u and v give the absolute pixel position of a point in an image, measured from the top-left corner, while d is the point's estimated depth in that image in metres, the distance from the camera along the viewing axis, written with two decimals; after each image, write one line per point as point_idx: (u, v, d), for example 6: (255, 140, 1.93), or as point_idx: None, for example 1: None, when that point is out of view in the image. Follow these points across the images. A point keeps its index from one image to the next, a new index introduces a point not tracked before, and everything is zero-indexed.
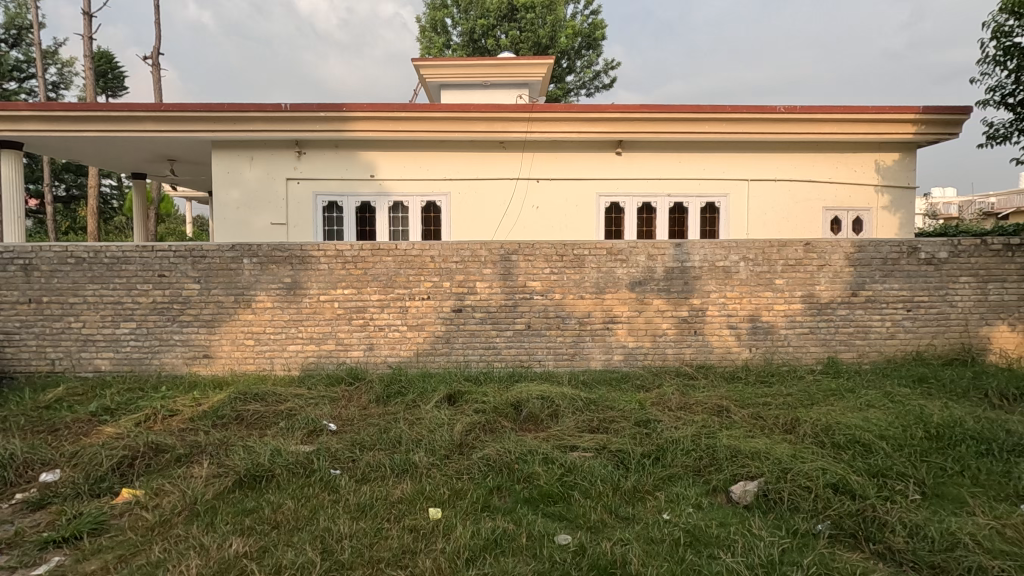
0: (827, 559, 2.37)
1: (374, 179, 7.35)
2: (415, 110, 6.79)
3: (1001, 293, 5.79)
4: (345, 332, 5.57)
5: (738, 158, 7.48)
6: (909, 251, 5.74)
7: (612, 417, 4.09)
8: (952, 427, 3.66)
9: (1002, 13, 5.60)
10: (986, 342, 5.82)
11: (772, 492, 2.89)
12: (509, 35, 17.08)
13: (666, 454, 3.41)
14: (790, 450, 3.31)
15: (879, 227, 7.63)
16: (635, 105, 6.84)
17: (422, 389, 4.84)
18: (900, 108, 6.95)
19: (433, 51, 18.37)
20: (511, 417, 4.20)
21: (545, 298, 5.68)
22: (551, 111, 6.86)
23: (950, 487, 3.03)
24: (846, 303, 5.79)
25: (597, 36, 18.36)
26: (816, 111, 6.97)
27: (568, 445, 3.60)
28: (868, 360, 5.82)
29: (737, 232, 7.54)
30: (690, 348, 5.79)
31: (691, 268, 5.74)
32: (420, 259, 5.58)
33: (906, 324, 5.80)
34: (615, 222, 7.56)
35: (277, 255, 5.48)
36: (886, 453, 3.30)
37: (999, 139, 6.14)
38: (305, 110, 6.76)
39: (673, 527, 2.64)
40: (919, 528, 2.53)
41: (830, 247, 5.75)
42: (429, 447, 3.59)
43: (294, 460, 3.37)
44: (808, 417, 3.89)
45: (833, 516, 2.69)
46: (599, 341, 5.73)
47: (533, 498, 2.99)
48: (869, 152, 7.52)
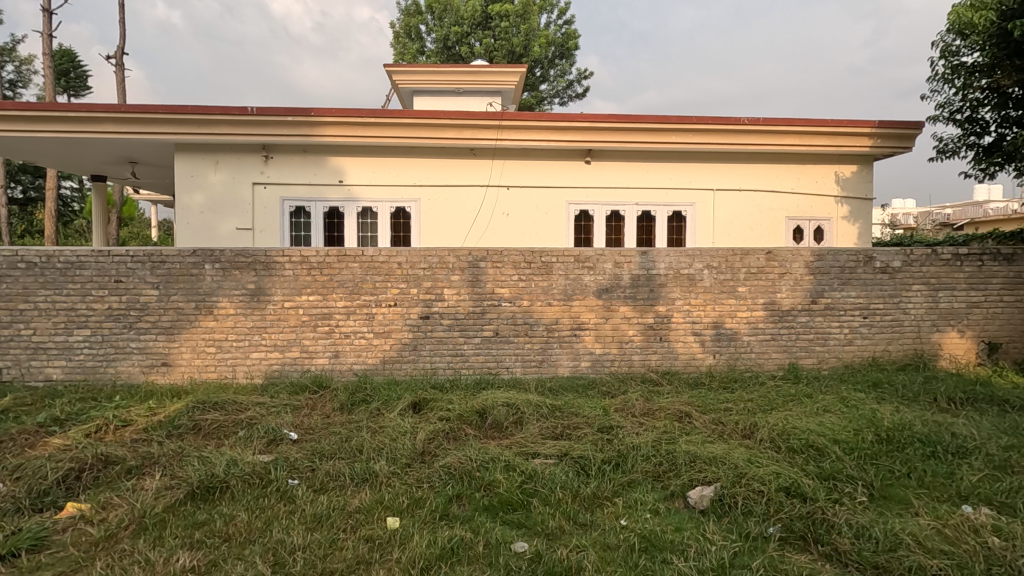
0: (776, 562, 2.42)
1: (343, 184, 7.28)
2: (385, 115, 6.76)
3: (951, 300, 6.04)
4: (310, 339, 5.49)
5: (704, 168, 7.64)
6: (865, 260, 5.94)
7: (576, 423, 4.12)
8: (902, 431, 3.79)
9: (950, 33, 5.87)
10: (938, 348, 6.05)
11: (728, 497, 2.95)
12: (483, 43, 17.20)
13: (626, 460, 3.44)
14: (746, 455, 3.39)
15: (838, 236, 7.87)
16: (604, 114, 6.94)
17: (388, 397, 4.80)
18: (857, 122, 7.21)
19: (407, 58, 18.39)
20: (475, 425, 4.19)
21: (513, 304, 5.69)
22: (521, 119, 6.92)
23: (897, 489, 3.13)
24: (806, 310, 5.95)
25: (570, 45, 18.54)
26: (778, 124, 7.18)
27: (530, 452, 3.61)
28: (827, 366, 5.98)
29: (703, 240, 7.69)
30: (656, 355, 5.86)
31: (657, 276, 5.83)
32: (388, 266, 5.53)
33: (863, 331, 5.99)
34: (584, 230, 7.64)
35: (239, 260, 5.37)
36: (837, 457, 3.40)
37: (948, 153, 6.42)
38: (272, 114, 6.66)
39: (629, 533, 2.66)
40: (865, 529, 2.60)
41: (790, 255, 5.91)
42: (391, 455, 3.56)
43: (251, 470, 3.30)
44: (766, 422, 3.98)
45: (784, 519, 2.75)
46: (566, 348, 5.77)
47: (493, 506, 2.99)
48: (828, 163, 7.76)
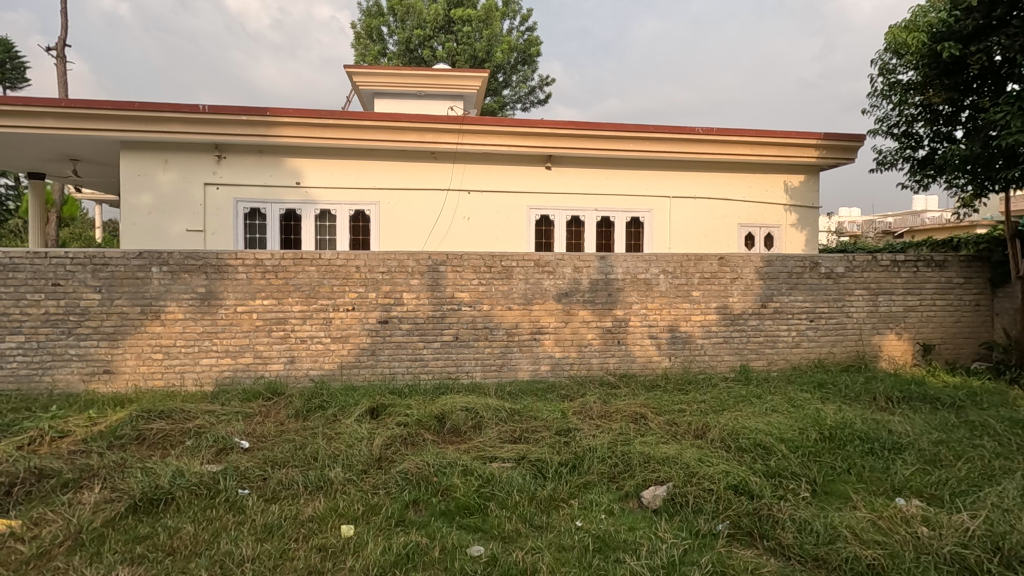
0: (724, 558, 2.50)
1: (300, 186, 7.13)
2: (344, 117, 6.66)
3: (890, 304, 6.38)
4: (263, 345, 5.34)
5: (661, 175, 7.84)
6: (811, 266, 6.23)
7: (534, 427, 4.15)
8: (843, 429, 3.98)
9: (887, 52, 6.23)
10: (878, 350, 6.37)
11: (679, 496, 3.03)
12: (446, 46, 17.14)
13: (582, 461, 3.49)
14: (697, 455, 3.48)
15: (787, 243, 8.20)
16: (564, 121, 7.05)
17: (345, 402, 4.71)
18: (804, 134, 7.55)
19: (368, 58, 18.10)
20: (434, 430, 4.17)
21: (473, 309, 5.70)
22: (481, 124, 6.95)
23: (838, 485, 3.29)
24: (757, 313, 6.18)
25: (532, 52, 18.71)
26: (731, 133, 7.44)
27: (488, 456, 3.62)
28: (776, 367, 6.22)
29: (659, 246, 7.89)
30: (614, 358, 5.96)
31: (615, 281, 5.94)
32: (345, 269, 5.45)
33: (810, 334, 6.25)
34: (545, 234, 7.71)
35: (189, 263, 5.19)
36: (783, 454, 3.54)
37: (887, 165, 6.78)
38: (225, 113, 6.48)
39: (584, 534, 2.70)
40: (807, 523, 2.72)
41: (741, 261, 6.13)
42: (347, 462, 3.50)
43: (198, 480, 3.18)
44: (717, 422, 4.10)
45: (732, 516, 2.84)
46: (526, 352, 5.80)
47: (450, 511, 2.98)
48: (778, 173, 8.09)
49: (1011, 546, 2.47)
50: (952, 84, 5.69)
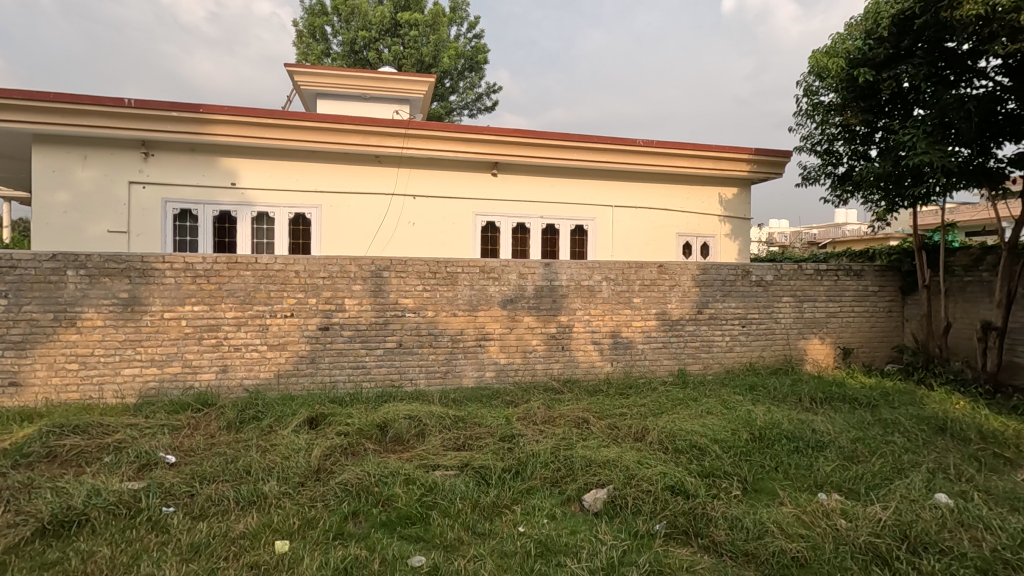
0: (661, 557, 2.57)
1: (236, 187, 6.83)
2: (284, 117, 6.46)
3: (814, 310, 6.80)
4: (193, 353, 5.06)
5: (604, 185, 8.04)
6: (743, 274, 6.55)
7: (478, 433, 4.13)
8: (772, 429, 4.20)
9: (810, 75, 6.67)
10: (804, 353, 6.77)
11: (619, 498, 3.10)
12: (391, 50, 16.92)
13: (526, 467, 3.51)
14: (637, 457, 3.58)
15: (722, 252, 8.60)
16: (510, 129, 7.12)
17: (281, 412, 4.53)
18: (737, 149, 7.96)
19: (310, 58, 17.57)
20: (376, 439, 4.08)
21: (417, 315, 5.63)
22: (427, 128, 6.90)
23: (767, 482, 3.47)
24: (693, 319, 6.43)
25: (479, 59, 18.79)
26: (669, 146, 7.74)
27: (431, 464, 3.57)
28: (712, 371, 6.48)
29: (603, 254, 8.08)
30: (558, 363, 6.04)
31: (559, 287, 6.03)
32: (284, 274, 5.26)
33: (742, 339, 6.56)
34: (490, 241, 7.73)
35: (110, 266, 4.86)
36: (716, 455, 3.69)
37: (811, 180, 7.24)
38: (154, 108, 6.12)
39: (526, 540, 2.71)
40: (738, 520, 2.85)
41: (679, 268, 6.37)
42: (282, 475, 3.37)
43: (117, 499, 2.97)
44: (656, 425, 4.23)
45: (669, 516, 2.94)
46: (471, 358, 5.78)
47: (391, 521, 2.93)
48: (713, 186, 8.48)
49: (917, 533, 2.68)
50: (867, 107, 6.16)
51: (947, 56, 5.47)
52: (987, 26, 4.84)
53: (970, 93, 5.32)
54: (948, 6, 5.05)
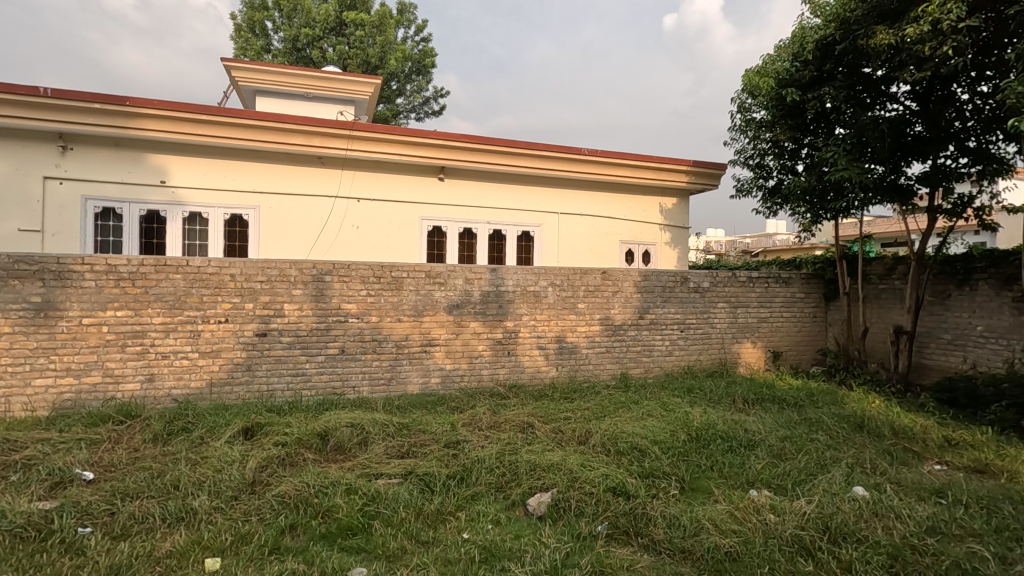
0: (602, 557, 2.63)
1: (166, 186, 6.46)
2: (220, 114, 6.19)
3: (746, 316, 7.15)
4: (116, 362, 4.73)
5: (550, 192, 8.16)
6: (682, 281, 6.82)
7: (423, 440, 4.09)
8: (708, 429, 4.38)
9: (743, 92, 7.04)
10: (738, 357, 7.10)
11: (563, 501, 3.15)
12: (336, 49, 16.53)
13: (470, 473, 3.50)
14: (580, 460, 3.64)
15: (662, 260, 8.91)
16: (458, 134, 7.12)
17: (214, 423, 4.31)
18: (676, 161, 8.29)
19: (249, 53, 16.88)
20: (316, 448, 3.96)
21: (361, 321, 5.51)
22: (372, 130, 6.79)
23: (703, 481, 3.61)
24: (635, 324, 6.62)
25: (427, 63, 18.68)
26: (613, 156, 7.96)
27: (374, 473, 3.50)
28: (652, 374, 6.68)
29: (548, 260, 8.18)
30: (504, 369, 6.06)
31: (505, 293, 6.06)
32: (218, 278, 5.01)
33: (681, 343, 6.81)
34: (437, 246, 7.67)
35: (21, 268, 4.48)
36: (656, 455, 3.81)
37: (744, 192, 7.63)
38: (74, 99, 5.71)
39: (470, 546, 2.70)
40: (676, 518, 2.95)
41: (622, 275, 6.55)
42: (214, 489, 3.20)
43: (25, 521, 2.74)
44: (599, 428, 4.32)
45: (611, 517, 3.00)
46: (416, 364, 5.71)
47: (331, 534, 2.84)
48: (654, 195, 8.78)
49: (837, 525, 2.86)
50: (794, 125, 6.56)
51: (863, 80, 5.92)
52: (897, 55, 5.27)
53: (884, 115, 5.77)
54: (864, 34, 5.48)
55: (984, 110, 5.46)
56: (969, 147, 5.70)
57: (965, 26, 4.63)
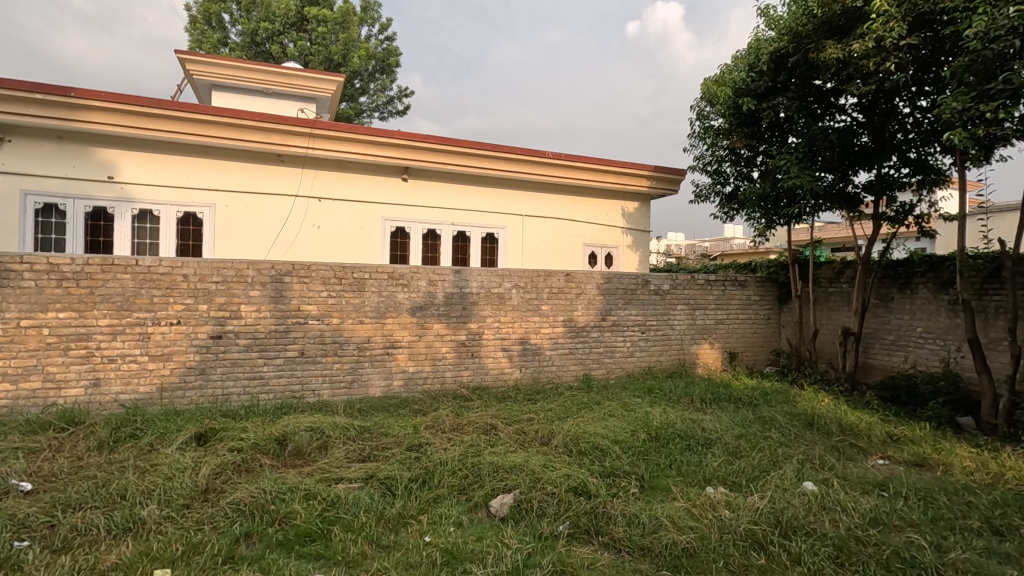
0: (564, 557, 2.65)
1: (113, 182, 6.18)
2: (173, 108, 5.97)
3: (704, 318, 7.35)
4: (57, 366, 4.49)
5: (515, 195, 8.19)
6: (643, 284, 6.96)
7: (385, 443, 4.04)
8: (667, 428, 4.49)
9: (702, 100, 7.24)
10: (696, 358, 7.29)
11: (525, 502, 3.17)
12: (297, 44, 16.16)
13: (433, 476, 3.47)
14: (543, 461, 3.67)
15: (624, 262, 9.06)
16: (422, 135, 7.07)
17: (164, 429, 4.14)
18: (637, 166, 8.46)
19: (204, 46, 16.31)
20: (273, 454, 3.86)
21: (322, 323, 5.40)
22: (335, 129, 6.68)
23: (662, 479, 3.69)
24: (597, 326, 6.71)
25: (391, 62, 18.47)
26: (576, 160, 8.06)
27: (333, 478, 3.43)
28: (614, 375, 6.79)
29: (512, 262, 8.22)
30: (467, 371, 6.04)
31: (469, 294, 6.05)
32: (170, 278, 4.83)
33: (641, 344, 6.95)
34: (400, 247, 7.59)
35: None
36: (616, 455, 3.88)
37: (703, 198, 7.84)
38: (12, 88, 5.39)
39: (432, 549, 2.68)
40: (636, 516, 3.01)
41: (585, 277, 6.63)
42: (164, 497, 3.08)
43: None
44: (561, 429, 4.36)
45: (572, 516, 3.03)
46: (378, 367, 5.63)
47: (288, 540, 2.78)
48: (617, 199, 8.93)
49: (788, 519, 2.98)
50: (750, 133, 6.79)
51: (814, 92, 6.18)
52: (845, 69, 5.53)
53: (833, 126, 6.04)
54: (814, 48, 5.72)
55: (923, 124, 5.76)
56: (910, 158, 6.02)
57: (905, 44, 4.89)
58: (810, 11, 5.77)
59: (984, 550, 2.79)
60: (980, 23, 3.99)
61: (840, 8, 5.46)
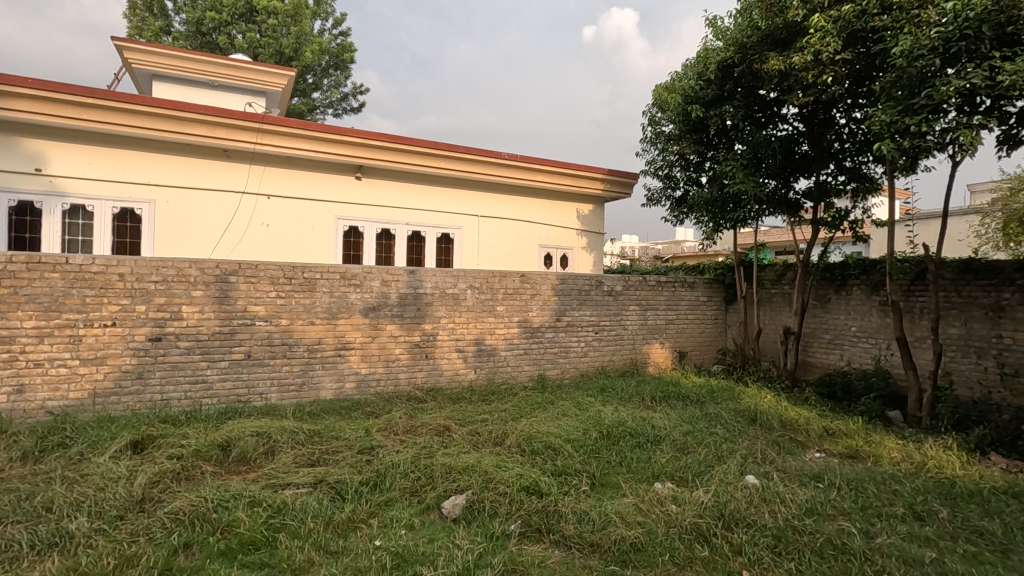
0: (514, 556, 2.67)
1: (42, 174, 5.81)
2: (109, 98, 5.66)
3: (655, 318, 7.55)
4: None
5: (471, 195, 8.17)
6: (597, 285, 7.08)
7: (336, 447, 3.96)
8: (618, 427, 4.59)
9: (654, 106, 7.44)
10: (647, 357, 7.48)
11: (477, 502, 3.17)
12: (246, 36, 15.58)
13: (384, 478, 3.43)
14: (495, 461, 3.68)
15: (579, 264, 9.20)
16: (376, 133, 6.97)
17: (96, 437, 3.92)
18: (592, 169, 8.62)
19: (145, 34, 15.51)
20: (216, 460, 3.71)
21: (270, 324, 5.23)
22: (284, 125, 6.49)
23: (612, 476, 3.77)
24: (552, 327, 6.78)
25: (346, 58, 18.10)
26: (532, 162, 8.12)
27: (280, 484, 3.34)
28: (568, 375, 6.87)
29: (467, 263, 8.20)
30: (422, 372, 5.99)
31: (423, 295, 6.00)
32: (104, 277, 4.57)
33: (595, 344, 7.06)
34: (353, 247, 7.44)
35: None
36: (568, 454, 3.93)
37: (655, 201, 8.05)
38: None
39: (382, 553, 2.65)
40: (585, 514, 3.06)
41: (540, 278, 6.69)
42: (96, 509, 2.92)
43: None
44: (515, 429, 4.38)
45: (523, 516, 3.06)
46: (329, 369, 5.51)
47: (230, 550, 2.68)
48: (572, 202, 9.05)
49: (730, 512, 3.09)
50: (699, 139, 7.02)
51: (758, 101, 6.45)
52: (786, 80, 5.80)
53: (776, 134, 6.32)
54: (758, 59, 5.97)
55: (857, 134, 6.09)
56: (846, 167, 6.37)
57: (840, 59, 5.16)
58: (755, 23, 6.01)
59: (907, 534, 2.98)
60: (906, 41, 4.26)
61: (783, 22, 5.71)
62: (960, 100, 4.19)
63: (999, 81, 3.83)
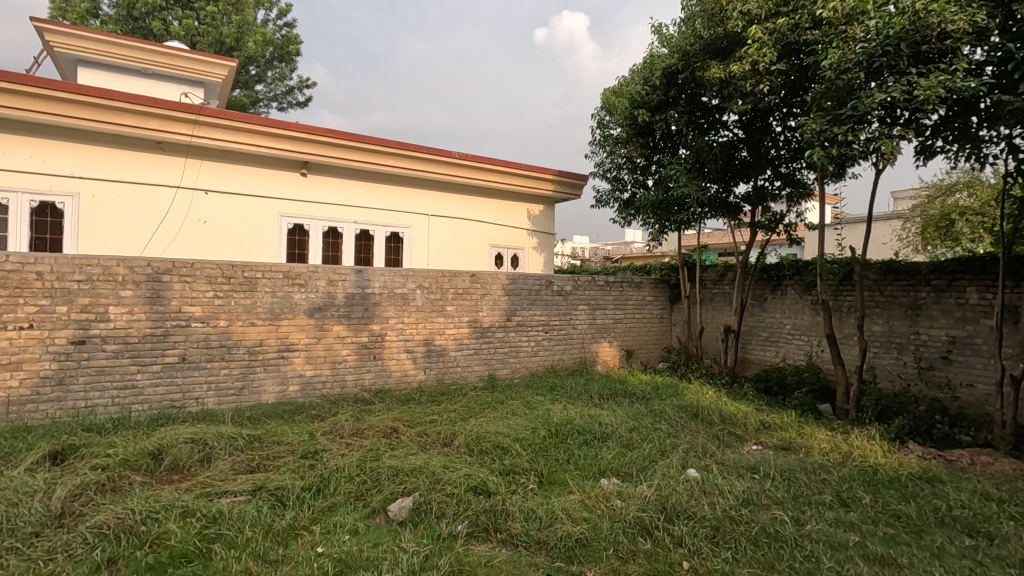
0: (461, 556, 2.66)
1: None
2: (26, 83, 5.25)
3: (603, 317, 7.70)
4: None
5: (421, 194, 8.08)
6: (547, 285, 7.15)
7: (277, 452, 3.82)
8: (566, 424, 4.65)
9: (602, 109, 7.59)
10: (596, 356, 7.61)
11: (424, 504, 3.14)
12: (183, 23, 14.78)
13: (328, 483, 3.34)
14: (443, 462, 3.66)
15: (529, 264, 9.26)
16: (322, 128, 6.78)
17: (9, 449, 3.62)
18: (542, 170, 8.70)
19: (69, 15, 14.48)
20: (147, 470, 3.51)
21: (206, 325, 4.99)
22: (223, 117, 6.22)
23: (560, 474, 3.81)
24: (502, 326, 6.80)
25: (291, 50, 17.50)
26: (483, 162, 8.12)
27: (216, 492, 3.19)
28: (518, 374, 6.90)
29: (417, 262, 8.10)
30: (369, 374, 5.87)
31: (370, 295, 5.87)
32: (20, 276, 4.25)
33: (545, 343, 7.13)
34: (298, 245, 7.21)
35: None
36: (516, 452, 3.95)
37: (604, 203, 8.20)
38: None
39: (324, 560, 2.58)
40: (533, 511, 3.09)
41: (490, 278, 6.69)
42: (7, 527, 2.70)
43: None
44: (464, 429, 4.37)
45: (471, 516, 3.04)
46: (271, 372, 5.32)
47: (160, 564, 2.54)
48: (522, 202, 9.10)
49: (672, 505, 3.19)
50: (645, 143, 7.21)
51: (701, 107, 6.69)
52: (726, 87, 6.03)
53: (717, 140, 6.57)
54: (701, 67, 6.20)
55: (791, 142, 6.41)
56: (781, 173, 6.70)
57: (775, 69, 5.42)
58: (697, 32, 6.23)
59: (834, 520, 3.16)
60: (835, 55, 4.52)
61: (723, 32, 5.93)
62: (882, 111, 4.48)
63: (916, 95, 4.12)
